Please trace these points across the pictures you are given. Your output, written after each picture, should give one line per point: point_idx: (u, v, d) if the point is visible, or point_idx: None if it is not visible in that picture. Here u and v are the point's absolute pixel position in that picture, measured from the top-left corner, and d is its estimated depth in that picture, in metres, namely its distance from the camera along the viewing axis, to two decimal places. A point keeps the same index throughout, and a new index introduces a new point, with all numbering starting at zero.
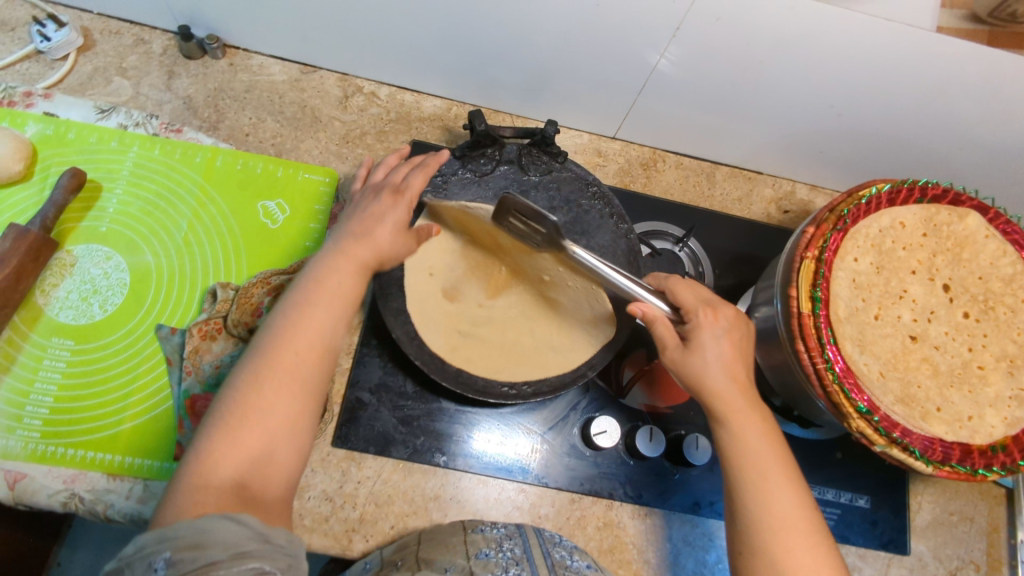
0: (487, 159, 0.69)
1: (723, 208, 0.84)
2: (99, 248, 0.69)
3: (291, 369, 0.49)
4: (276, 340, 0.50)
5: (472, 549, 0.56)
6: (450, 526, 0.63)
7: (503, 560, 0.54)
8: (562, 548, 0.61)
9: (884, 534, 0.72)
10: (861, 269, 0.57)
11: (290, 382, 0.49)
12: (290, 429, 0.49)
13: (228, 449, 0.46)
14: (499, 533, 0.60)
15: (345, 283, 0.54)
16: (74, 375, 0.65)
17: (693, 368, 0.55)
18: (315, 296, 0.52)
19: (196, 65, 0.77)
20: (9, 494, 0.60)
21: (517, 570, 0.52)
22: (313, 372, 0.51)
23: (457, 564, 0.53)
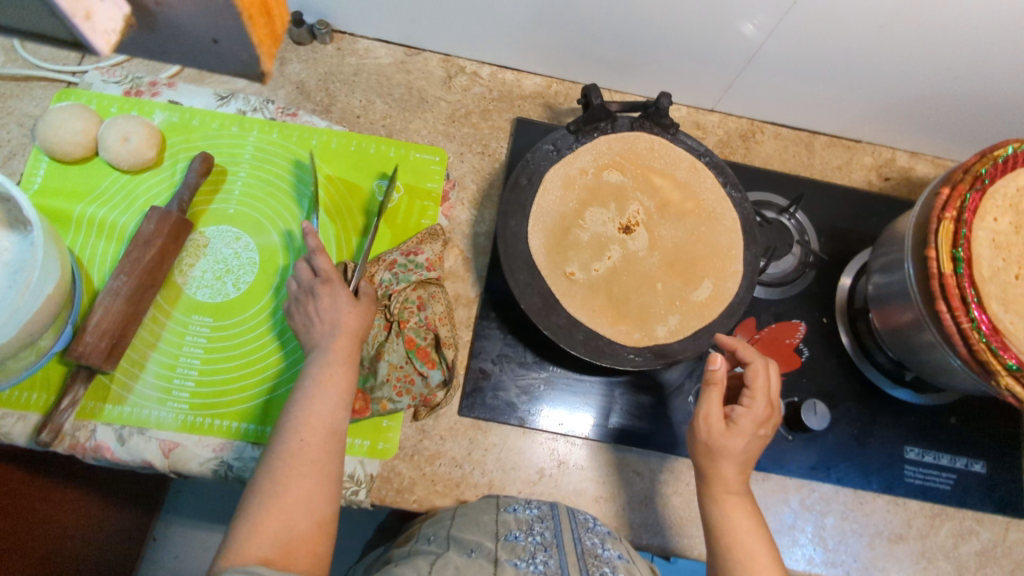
0: (600, 133, 0.71)
1: (824, 176, 0.84)
2: (229, 229, 0.72)
3: (301, 453, 0.54)
4: (289, 428, 0.56)
5: (501, 530, 0.56)
6: (484, 503, 0.62)
7: (531, 544, 0.54)
8: (595, 534, 0.58)
9: (1002, 497, 0.73)
10: (1000, 228, 0.57)
11: (300, 462, 0.54)
12: (306, 505, 0.52)
13: (250, 535, 0.49)
14: (531, 514, 0.60)
15: (338, 376, 0.59)
16: (214, 349, 0.68)
17: (725, 441, 0.58)
18: (318, 391, 0.58)
19: (305, 51, 0.80)
20: (166, 461, 0.64)
21: (541, 556, 0.52)
22: (323, 454, 0.55)
23: (483, 547, 0.53)
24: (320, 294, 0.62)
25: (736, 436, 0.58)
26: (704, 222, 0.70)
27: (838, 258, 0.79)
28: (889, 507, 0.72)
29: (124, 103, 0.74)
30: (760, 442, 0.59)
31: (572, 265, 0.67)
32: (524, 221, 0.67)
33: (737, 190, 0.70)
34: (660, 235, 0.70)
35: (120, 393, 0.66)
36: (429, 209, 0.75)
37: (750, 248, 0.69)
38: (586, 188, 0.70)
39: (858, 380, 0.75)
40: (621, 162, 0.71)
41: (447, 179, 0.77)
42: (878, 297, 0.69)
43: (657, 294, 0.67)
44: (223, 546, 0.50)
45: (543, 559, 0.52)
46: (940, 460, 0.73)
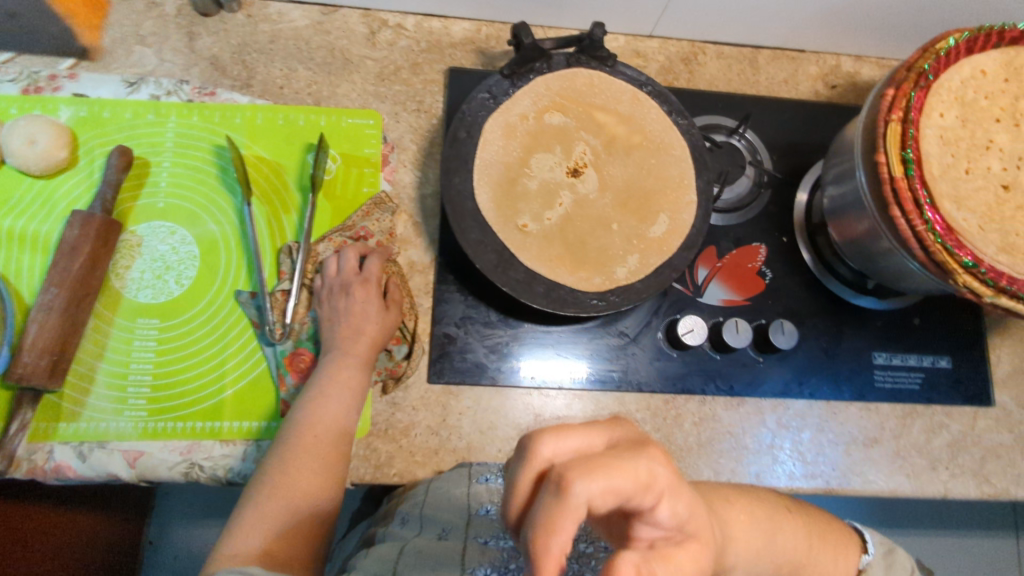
0: (536, 74, 0.68)
1: (770, 91, 0.82)
2: (161, 224, 0.68)
3: (312, 449, 0.59)
4: (300, 425, 0.60)
5: (473, 504, 0.65)
6: (456, 474, 0.67)
7: (501, 520, 0.65)
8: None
9: (968, 389, 0.75)
10: (947, 124, 0.56)
11: (309, 459, 0.58)
12: (313, 497, 0.57)
13: (259, 519, 0.55)
14: (502, 483, 0.67)
15: (353, 377, 0.63)
16: (166, 351, 0.66)
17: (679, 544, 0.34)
18: (330, 389, 0.62)
19: (214, 22, 0.74)
20: (133, 472, 0.63)
21: (505, 536, 0.64)
22: (333, 451, 0.60)
23: (455, 525, 0.64)
24: (354, 293, 0.65)
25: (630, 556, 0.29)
26: (654, 154, 0.68)
27: (792, 174, 0.78)
28: (862, 413, 0.73)
29: (25, 102, 0.68)
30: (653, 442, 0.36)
31: (523, 217, 0.65)
32: (468, 177, 0.64)
33: (682, 116, 0.69)
34: (610, 173, 0.68)
35: (73, 409, 0.63)
36: (369, 176, 0.72)
37: (702, 175, 0.67)
38: (528, 134, 0.67)
39: (822, 294, 0.75)
40: (561, 103, 0.68)
41: (385, 143, 0.73)
42: (834, 209, 0.68)
43: (613, 235, 0.66)
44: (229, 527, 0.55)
45: (512, 547, 0.60)
46: (907, 361, 0.75)
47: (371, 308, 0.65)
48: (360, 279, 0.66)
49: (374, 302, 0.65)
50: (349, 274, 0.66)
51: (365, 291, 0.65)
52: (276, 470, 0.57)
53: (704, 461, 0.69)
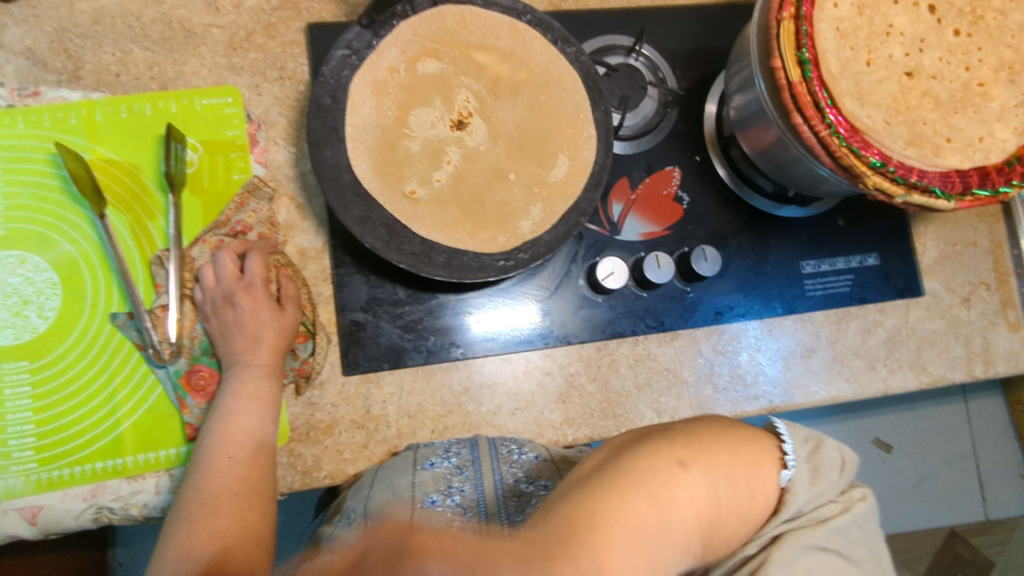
0: (400, 18, 0.60)
1: (666, 1, 0.74)
2: (6, 253, 0.60)
3: (229, 472, 0.54)
4: (211, 451, 0.55)
5: (418, 493, 0.53)
6: (402, 462, 0.58)
7: (449, 508, 0.52)
8: (518, 468, 0.57)
9: (899, 282, 0.74)
10: (842, 14, 0.51)
11: (229, 483, 0.53)
12: (240, 523, 0.52)
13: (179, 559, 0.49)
14: (449, 465, 0.57)
15: (260, 388, 0.58)
16: (43, 394, 0.59)
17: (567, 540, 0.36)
18: (236, 407, 0.57)
19: (20, 9, 0.64)
20: (35, 529, 0.57)
21: (462, 521, 0.50)
22: (252, 469, 0.55)
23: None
24: (241, 301, 0.59)
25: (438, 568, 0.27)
26: (544, 90, 0.62)
27: (699, 88, 0.73)
28: (797, 325, 0.71)
29: None
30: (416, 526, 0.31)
31: (410, 182, 0.59)
32: (341, 147, 0.57)
33: (569, 44, 0.62)
34: (500, 119, 0.61)
35: None
36: (238, 162, 0.64)
37: (599, 105, 0.62)
38: (402, 89, 0.60)
39: (743, 211, 0.72)
40: (434, 48, 0.61)
41: (250, 120, 0.65)
42: (741, 122, 0.64)
43: (512, 186, 0.60)
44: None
45: (461, 528, 0.49)
46: (835, 265, 0.73)
47: (265, 313, 0.60)
48: (245, 284, 0.60)
49: (265, 307, 0.60)
50: (233, 278, 0.60)
51: (253, 297, 0.59)
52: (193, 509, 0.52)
53: (645, 402, 0.67)
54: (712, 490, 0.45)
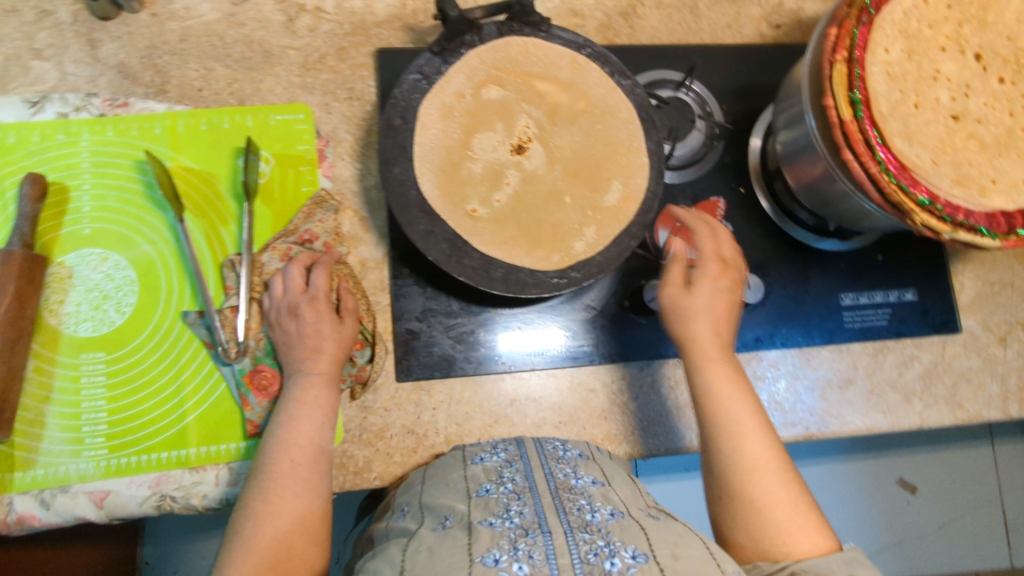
0: (468, 47, 0.64)
1: (715, 39, 0.79)
2: (91, 251, 0.64)
3: (292, 473, 0.56)
4: (274, 454, 0.57)
5: (472, 486, 0.55)
6: (452, 459, 0.61)
7: (504, 494, 0.52)
8: (567, 463, 0.58)
9: (936, 318, 0.75)
10: (893, 59, 0.54)
11: (291, 483, 0.56)
12: (301, 522, 0.55)
13: (248, 554, 0.52)
14: (499, 460, 0.59)
15: (320, 395, 0.60)
16: (117, 384, 0.63)
17: (687, 309, 0.63)
18: (297, 411, 0.59)
19: (116, 26, 0.69)
20: (101, 512, 0.60)
21: (516, 507, 0.50)
22: (313, 473, 0.57)
23: (456, 512, 0.52)
24: (303, 313, 0.61)
25: (700, 296, 0.62)
26: (600, 119, 0.65)
27: (744, 123, 0.76)
28: (835, 356, 0.73)
29: None
30: (726, 297, 0.64)
31: (471, 201, 0.62)
32: (409, 166, 0.61)
33: (625, 77, 0.66)
34: (558, 145, 0.65)
35: (27, 457, 0.60)
36: (307, 175, 0.68)
37: (652, 136, 0.65)
38: (467, 113, 0.63)
39: (784, 242, 0.74)
40: (499, 76, 0.64)
41: (319, 137, 0.69)
42: (788, 156, 0.67)
43: (567, 209, 0.64)
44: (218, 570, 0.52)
45: (518, 510, 0.49)
46: (874, 298, 0.75)
47: (328, 327, 0.62)
48: (308, 297, 0.62)
49: (325, 320, 0.62)
50: (298, 292, 0.62)
51: (315, 309, 0.61)
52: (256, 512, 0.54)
53: (684, 423, 0.69)
54: (787, 472, 0.57)
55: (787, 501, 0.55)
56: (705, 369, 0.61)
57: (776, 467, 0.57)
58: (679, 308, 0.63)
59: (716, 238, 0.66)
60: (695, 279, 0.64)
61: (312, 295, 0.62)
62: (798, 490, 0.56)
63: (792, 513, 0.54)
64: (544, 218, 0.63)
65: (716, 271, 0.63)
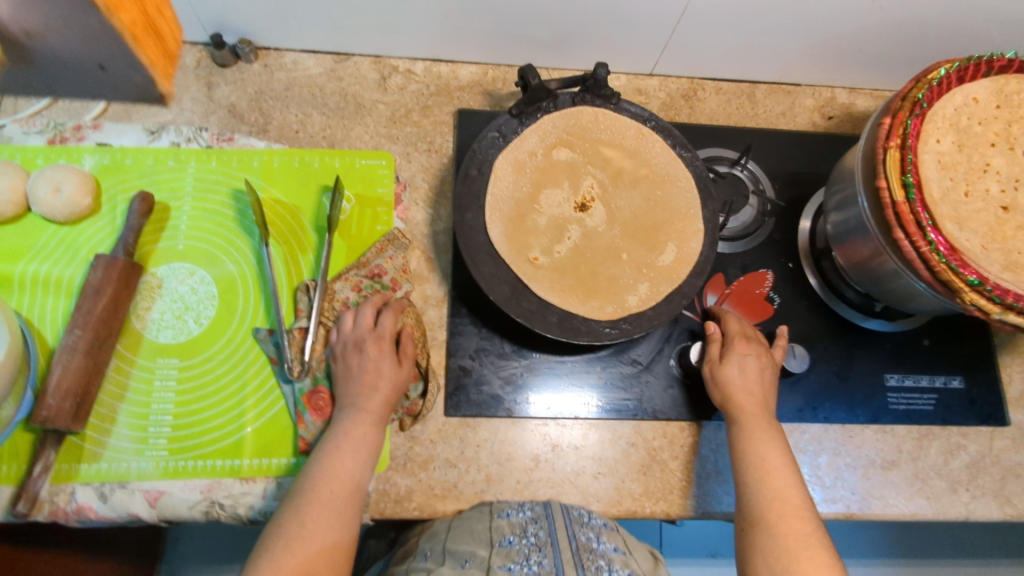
0: (543, 113, 0.70)
1: (769, 124, 0.84)
2: (181, 265, 0.70)
3: (328, 504, 0.56)
4: (316, 481, 0.57)
5: (495, 536, 0.57)
6: (478, 512, 0.62)
7: (525, 546, 0.56)
8: (590, 529, 0.60)
9: (983, 409, 0.75)
10: (944, 149, 0.58)
11: (323, 512, 0.56)
12: (327, 552, 0.54)
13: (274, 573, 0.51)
14: (524, 516, 0.61)
15: (368, 433, 0.61)
16: (186, 390, 0.66)
17: (724, 376, 0.66)
18: (345, 445, 0.60)
19: (232, 73, 0.78)
20: (153, 512, 0.62)
21: (536, 558, 0.54)
22: (347, 507, 0.57)
23: (477, 556, 0.55)
24: (367, 351, 0.64)
25: (731, 365, 0.66)
26: (660, 186, 0.70)
27: (795, 204, 0.80)
28: (878, 436, 0.73)
29: (50, 153, 0.71)
30: (759, 368, 0.67)
31: (534, 250, 0.66)
32: (480, 213, 0.66)
33: (686, 150, 0.70)
34: (618, 206, 0.69)
35: (94, 450, 0.63)
36: (383, 215, 0.73)
37: (708, 205, 0.69)
38: (537, 169, 0.69)
39: (830, 318, 0.76)
40: (569, 139, 0.70)
41: (398, 182, 0.75)
42: (838, 237, 0.70)
43: (623, 265, 0.67)
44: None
45: (537, 560, 0.54)
46: (920, 382, 0.75)
47: (387, 368, 0.64)
48: (373, 336, 0.65)
49: (385, 361, 0.64)
50: (366, 330, 0.65)
51: (380, 348, 0.64)
52: (294, 517, 0.55)
53: (723, 487, 0.69)
54: (805, 509, 0.58)
55: (801, 534, 0.56)
56: (738, 420, 0.64)
57: (795, 504, 0.58)
58: (716, 377, 0.66)
59: (743, 323, 0.71)
60: (727, 351, 0.68)
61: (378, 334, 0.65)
62: (816, 527, 0.57)
63: (801, 545, 0.55)
64: (600, 272, 0.67)
65: (744, 344, 0.68)
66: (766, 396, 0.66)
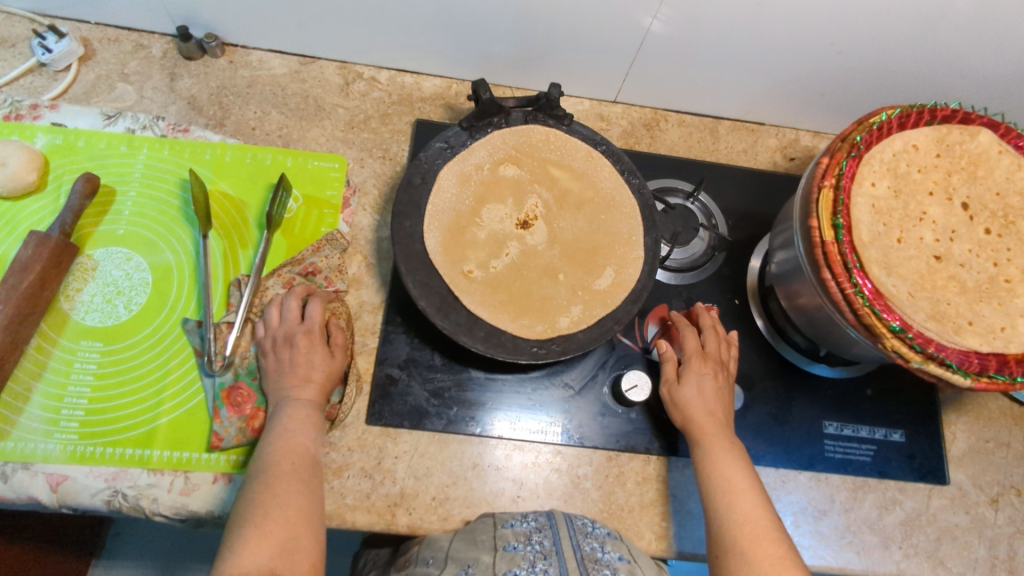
0: (494, 128, 0.70)
1: (730, 160, 0.84)
2: (119, 249, 0.70)
3: (294, 474, 0.56)
4: (269, 458, 0.57)
5: (499, 543, 0.55)
6: (483, 523, 0.61)
7: (530, 552, 0.53)
8: (595, 539, 0.57)
9: (921, 465, 0.73)
10: (879, 193, 0.57)
11: (293, 482, 0.56)
12: (304, 518, 0.54)
13: (259, 539, 0.51)
14: (529, 526, 0.58)
15: (311, 411, 0.62)
16: (105, 375, 0.65)
17: (683, 397, 0.65)
18: (289, 424, 0.60)
19: (196, 65, 0.78)
20: (53, 496, 0.61)
21: (541, 565, 0.51)
22: (309, 475, 0.57)
23: (480, 562, 0.53)
24: (297, 345, 0.63)
25: (688, 385, 0.65)
26: (604, 210, 0.70)
27: (746, 242, 0.80)
28: (813, 483, 0.71)
29: (3, 128, 0.71)
30: (718, 387, 0.66)
31: (469, 263, 0.66)
32: (419, 221, 0.65)
33: (634, 176, 0.70)
34: (560, 227, 0.69)
35: (3, 428, 0.62)
36: (328, 217, 0.73)
37: (650, 233, 0.68)
38: (482, 183, 0.69)
39: (772, 359, 0.75)
40: (517, 156, 0.70)
41: (348, 186, 0.75)
42: (781, 276, 0.69)
43: (559, 285, 0.67)
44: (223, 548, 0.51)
45: (543, 567, 0.50)
46: (859, 432, 0.73)
47: (321, 363, 0.63)
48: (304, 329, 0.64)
49: (319, 355, 0.64)
50: (292, 324, 0.64)
51: (310, 342, 0.64)
52: (264, 486, 0.55)
53: (646, 522, 0.67)
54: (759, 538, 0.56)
55: (777, 560, 0.53)
56: (701, 442, 0.62)
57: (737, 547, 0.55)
58: (676, 399, 0.65)
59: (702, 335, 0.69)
60: (683, 370, 0.66)
61: (308, 327, 0.64)
62: (789, 549, 0.55)
63: (778, 569, 0.52)
64: (533, 291, 0.66)
65: (700, 362, 0.66)
66: (725, 412, 0.65)
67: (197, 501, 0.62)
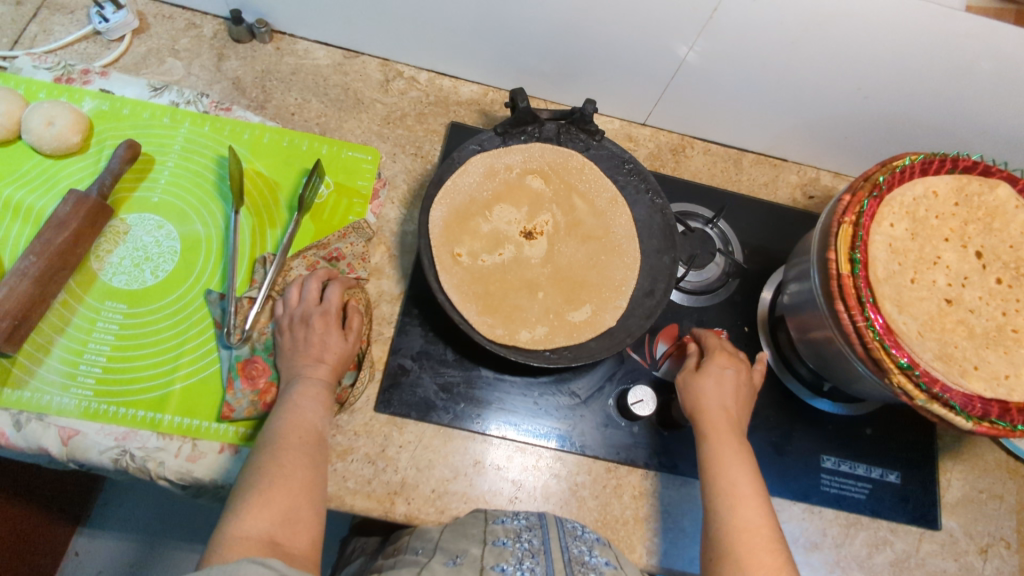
0: (526, 135, 0.74)
1: (751, 192, 0.87)
2: (151, 217, 0.72)
3: (299, 448, 0.57)
4: (278, 431, 0.58)
5: (489, 537, 0.56)
6: (473, 518, 0.62)
7: (519, 550, 0.54)
8: (583, 543, 0.58)
9: (914, 508, 0.74)
10: (897, 234, 0.59)
11: (299, 455, 0.57)
12: (306, 491, 0.55)
13: (264, 506, 0.52)
14: (519, 524, 0.59)
15: (321, 392, 0.62)
16: (126, 337, 0.67)
17: (699, 389, 0.65)
18: (301, 401, 0.61)
19: (244, 49, 0.81)
20: (63, 450, 0.62)
21: (529, 564, 0.51)
22: (315, 451, 0.58)
23: (469, 553, 0.54)
24: (315, 325, 0.65)
25: (707, 375, 0.66)
26: (607, 251, 0.73)
27: (756, 273, 0.81)
28: (806, 515, 0.72)
29: (54, 89, 0.74)
30: (733, 380, 0.66)
31: (461, 247, 0.70)
32: None
33: (659, 197, 0.73)
34: (560, 250, 0.74)
35: (21, 378, 0.63)
36: (357, 206, 0.75)
37: (667, 253, 0.72)
38: (506, 183, 0.74)
39: (776, 389, 0.76)
40: (547, 172, 0.75)
41: (378, 178, 0.77)
42: (793, 307, 0.71)
43: (535, 300, 0.70)
44: (226, 513, 0.52)
45: (530, 566, 0.51)
46: (856, 469, 0.74)
47: (335, 345, 0.65)
48: (321, 310, 0.65)
49: (334, 339, 0.65)
50: (313, 305, 0.66)
51: (326, 323, 0.65)
52: (272, 457, 0.56)
53: (639, 535, 0.68)
54: None
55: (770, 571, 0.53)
56: (710, 438, 0.62)
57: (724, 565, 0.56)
58: (690, 386, 0.66)
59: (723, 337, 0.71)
60: (704, 362, 0.67)
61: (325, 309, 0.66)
62: None
63: None
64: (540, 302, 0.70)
65: (722, 357, 0.67)
66: (739, 409, 0.65)
67: (202, 469, 0.63)
